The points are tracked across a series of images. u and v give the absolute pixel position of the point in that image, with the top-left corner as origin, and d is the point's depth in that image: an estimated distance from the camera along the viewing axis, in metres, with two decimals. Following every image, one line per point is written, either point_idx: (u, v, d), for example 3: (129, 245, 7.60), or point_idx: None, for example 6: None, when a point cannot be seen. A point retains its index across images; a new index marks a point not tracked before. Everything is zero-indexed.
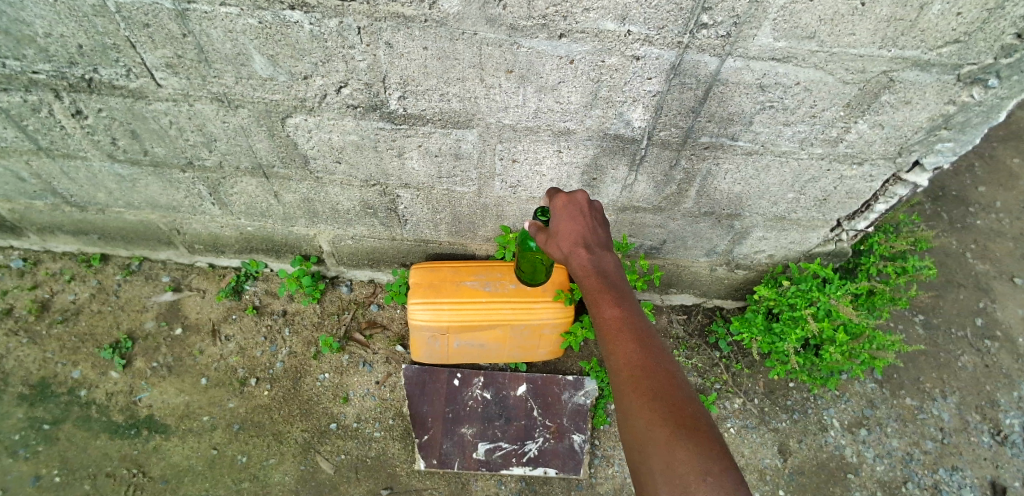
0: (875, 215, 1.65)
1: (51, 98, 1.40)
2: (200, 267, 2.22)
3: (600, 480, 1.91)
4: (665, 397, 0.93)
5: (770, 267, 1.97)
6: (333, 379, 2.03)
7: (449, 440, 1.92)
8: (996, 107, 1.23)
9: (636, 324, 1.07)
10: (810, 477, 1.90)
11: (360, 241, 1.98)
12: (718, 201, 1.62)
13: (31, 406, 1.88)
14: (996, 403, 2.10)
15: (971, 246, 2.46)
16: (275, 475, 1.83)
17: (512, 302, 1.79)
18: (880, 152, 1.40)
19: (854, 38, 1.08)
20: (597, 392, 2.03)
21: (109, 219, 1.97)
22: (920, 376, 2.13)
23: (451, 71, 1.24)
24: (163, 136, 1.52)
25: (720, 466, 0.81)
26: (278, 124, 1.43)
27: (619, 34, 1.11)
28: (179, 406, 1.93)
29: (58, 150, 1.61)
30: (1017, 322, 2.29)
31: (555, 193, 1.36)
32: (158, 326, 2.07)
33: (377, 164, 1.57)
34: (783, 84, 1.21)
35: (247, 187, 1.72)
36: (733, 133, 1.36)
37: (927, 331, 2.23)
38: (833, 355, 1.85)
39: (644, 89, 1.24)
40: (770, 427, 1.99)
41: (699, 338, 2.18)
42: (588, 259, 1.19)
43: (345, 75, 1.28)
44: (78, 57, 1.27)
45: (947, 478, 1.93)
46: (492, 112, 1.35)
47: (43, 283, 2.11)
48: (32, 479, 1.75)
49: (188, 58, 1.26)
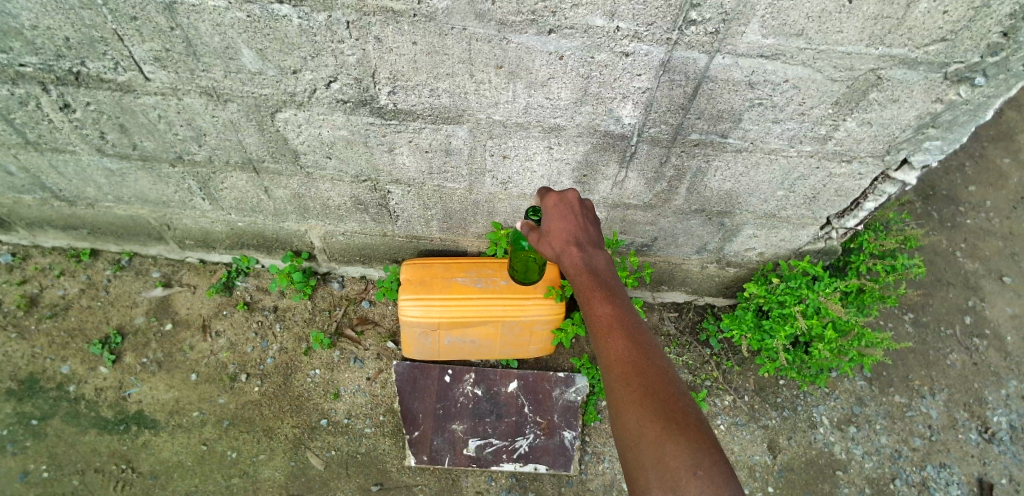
0: (863, 214, 1.66)
1: (38, 91, 1.39)
2: (191, 263, 2.21)
3: (590, 477, 1.92)
4: (657, 393, 0.93)
5: (760, 265, 1.97)
6: (324, 375, 2.03)
7: (439, 436, 1.92)
8: (982, 106, 1.23)
9: (627, 321, 1.07)
10: (798, 474, 1.92)
11: (351, 237, 1.98)
12: (709, 199, 1.62)
13: (19, 401, 1.87)
14: (983, 401, 2.11)
15: (961, 245, 2.47)
16: (265, 471, 1.83)
17: (502, 299, 1.78)
18: (868, 150, 1.40)
19: (842, 36, 1.08)
20: (587, 389, 2.03)
21: (98, 214, 1.96)
22: (909, 373, 2.14)
23: (440, 66, 1.23)
24: (152, 131, 1.51)
25: (711, 460, 0.82)
26: (267, 119, 1.43)
27: (608, 30, 1.11)
28: (168, 402, 1.92)
29: (46, 144, 1.60)
30: (1004, 320, 2.31)
31: (546, 192, 1.36)
32: (147, 322, 2.06)
33: (366, 160, 1.57)
34: (772, 81, 1.20)
35: (237, 183, 1.72)
36: (723, 131, 1.36)
37: (916, 329, 2.24)
38: (822, 352, 1.86)
39: (633, 86, 1.24)
40: (760, 424, 2.00)
41: (689, 335, 2.18)
42: (579, 257, 1.19)
43: (334, 70, 1.27)
44: (65, 50, 1.26)
45: (935, 475, 1.94)
46: (481, 108, 1.35)
47: (32, 278, 2.09)
48: (20, 475, 1.75)
49: (176, 52, 1.24)
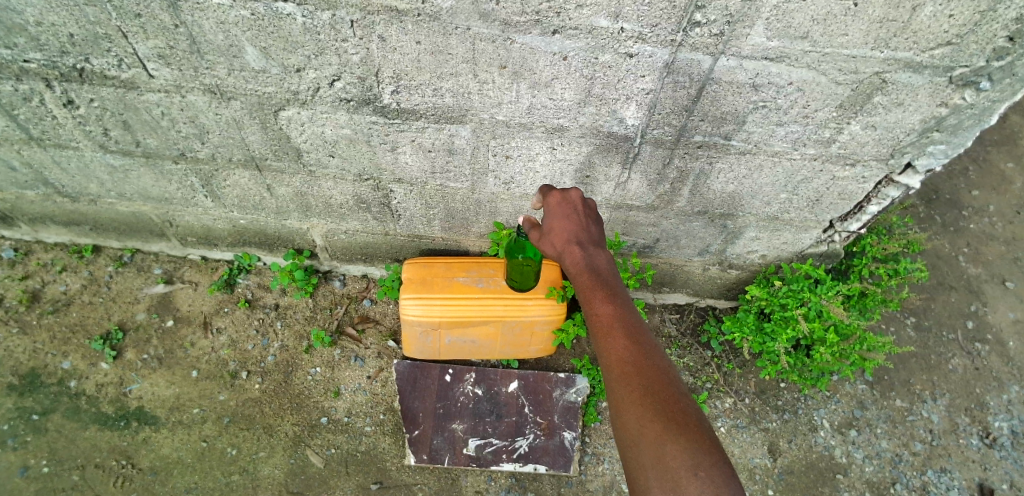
0: (866, 217, 1.65)
1: (42, 87, 1.39)
2: (193, 260, 2.21)
3: (590, 478, 1.92)
4: (657, 393, 0.92)
5: (762, 267, 1.97)
6: (324, 374, 2.03)
7: (439, 436, 1.92)
8: (987, 110, 1.23)
9: (627, 320, 1.07)
10: (798, 477, 1.92)
11: (353, 235, 1.98)
12: (712, 201, 1.62)
13: (20, 396, 1.87)
14: (985, 406, 2.11)
15: (964, 249, 2.47)
16: (265, 469, 1.83)
17: (503, 299, 1.78)
18: (872, 154, 1.40)
19: (847, 39, 1.08)
20: (587, 390, 2.03)
21: (101, 210, 1.96)
22: (910, 377, 2.14)
23: (443, 65, 1.23)
24: (155, 128, 1.51)
25: (711, 460, 0.81)
26: (270, 117, 1.43)
27: (612, 31, 1.11)
28: (169, 398, 1.93)
29: (49, 140, 1.60)
30: (1007, 325, 2.30)
31: (549, 190, 1.41)
32: (149, 318, 2.06)
33: (369, 159, 1.57)
34: (776, 83, 1.20)
35: (239, 180, 1.72)
36: (726, 133, 1.36)
37: (918, 333, 2.24)
38: (823, 355, 1.86)
39: (637, 87, 1.24)
40: (760, 427, 2.00)
41: (690, 337, 2.17)
42: (580, 256, 1.20)
43: (337, 69, 1.27)
44: (69, 47, 1.26)
45: (935, 480, 1.94)
46: (485, 108, 1.34)
47: (34, 274, 2.10)
48: (20, 469, 1.76)
49: (180, 49, 1.25)
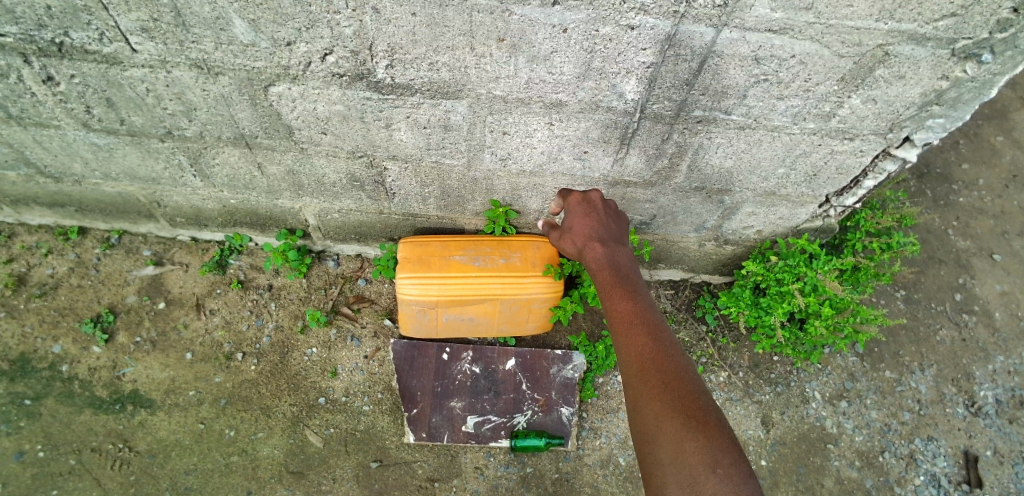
0: (863, 191, 1.67)
1: (20, 62, 1.32)
2: (183, 241, 2.16)
3: (588, 451, 1.96)
4: (675, 388, 0.93)
5: (758, 243, 1.98)
6: (322, 354, 2.02)
7: (438, 413, 1.94)
8: (988, 84, 1.24)
9: (647, 317, 1.10)
10: (790, 447, 1.98)
11: (347, 214, 1.95)
12: (709, 176, 1.61)
13: (11, 381, 1.84)
14: (971, 376, 2.17)
15: (953, 223, 2.50)
16: (265, 449, 1.85)
17: (501, 277, 1.79)
18: (872, 128, 1.40)
19: (852, 10, 1.06)
20: (585, 366, 2.06)
21: (86, 191, 1.90)
22: (899, 349, 2.19)
23: (440, 38, 1.20)
24: (140, 105, 1.46)
25: (727, 458, 0.83)
26: (260, 93, 1.38)
27: (613, 3, 1.07)
28: (164, 381, 1.91)
29: (29, 119, 1.54)
30: (993, 297, 2.36)
31: (567, 191, 1.52)
32: (139, 301, 2.03)
33: (364, 136, 1.53)
34: (778, 56, 1.18)
35: (228, 158, 1.67)
36: (726, 107, 1.35)
37: (907, 306, 2.28)
38: (817, 328, 1.89)
39: (638, 60, 1.22)
40: (754, 400, 2.05)
41: (686, 312, 2.20)
42: (601, 252, 1.28)
43: (330, 42, 1.23)
44: (46, 19, 1.20)
45: (922, 448, 2.01)
46: (482, 83, 1.32)
47: (19, 257, 2.04)
48: (14, 454, 1.75)
49: (163, 22, 1.19)
